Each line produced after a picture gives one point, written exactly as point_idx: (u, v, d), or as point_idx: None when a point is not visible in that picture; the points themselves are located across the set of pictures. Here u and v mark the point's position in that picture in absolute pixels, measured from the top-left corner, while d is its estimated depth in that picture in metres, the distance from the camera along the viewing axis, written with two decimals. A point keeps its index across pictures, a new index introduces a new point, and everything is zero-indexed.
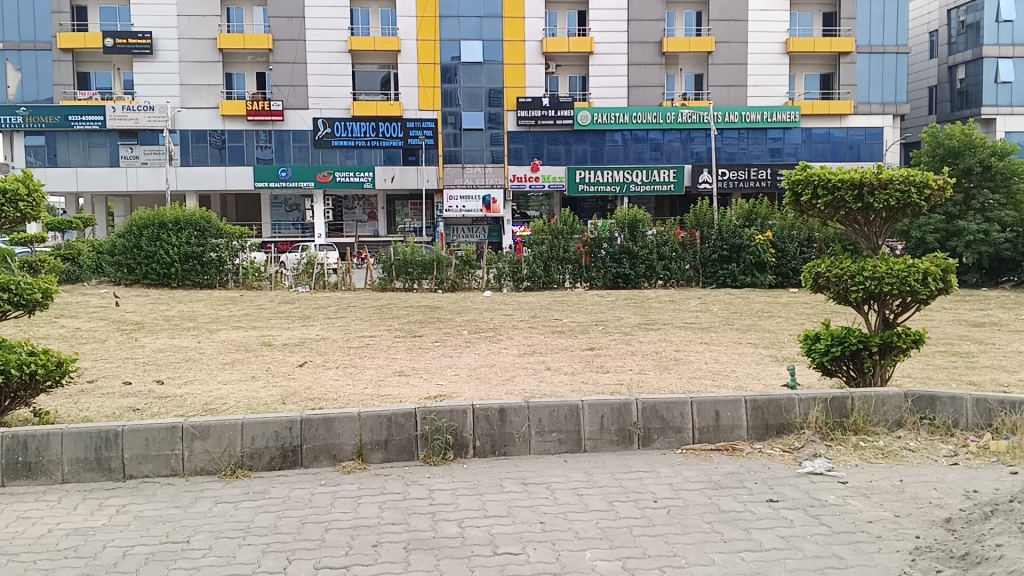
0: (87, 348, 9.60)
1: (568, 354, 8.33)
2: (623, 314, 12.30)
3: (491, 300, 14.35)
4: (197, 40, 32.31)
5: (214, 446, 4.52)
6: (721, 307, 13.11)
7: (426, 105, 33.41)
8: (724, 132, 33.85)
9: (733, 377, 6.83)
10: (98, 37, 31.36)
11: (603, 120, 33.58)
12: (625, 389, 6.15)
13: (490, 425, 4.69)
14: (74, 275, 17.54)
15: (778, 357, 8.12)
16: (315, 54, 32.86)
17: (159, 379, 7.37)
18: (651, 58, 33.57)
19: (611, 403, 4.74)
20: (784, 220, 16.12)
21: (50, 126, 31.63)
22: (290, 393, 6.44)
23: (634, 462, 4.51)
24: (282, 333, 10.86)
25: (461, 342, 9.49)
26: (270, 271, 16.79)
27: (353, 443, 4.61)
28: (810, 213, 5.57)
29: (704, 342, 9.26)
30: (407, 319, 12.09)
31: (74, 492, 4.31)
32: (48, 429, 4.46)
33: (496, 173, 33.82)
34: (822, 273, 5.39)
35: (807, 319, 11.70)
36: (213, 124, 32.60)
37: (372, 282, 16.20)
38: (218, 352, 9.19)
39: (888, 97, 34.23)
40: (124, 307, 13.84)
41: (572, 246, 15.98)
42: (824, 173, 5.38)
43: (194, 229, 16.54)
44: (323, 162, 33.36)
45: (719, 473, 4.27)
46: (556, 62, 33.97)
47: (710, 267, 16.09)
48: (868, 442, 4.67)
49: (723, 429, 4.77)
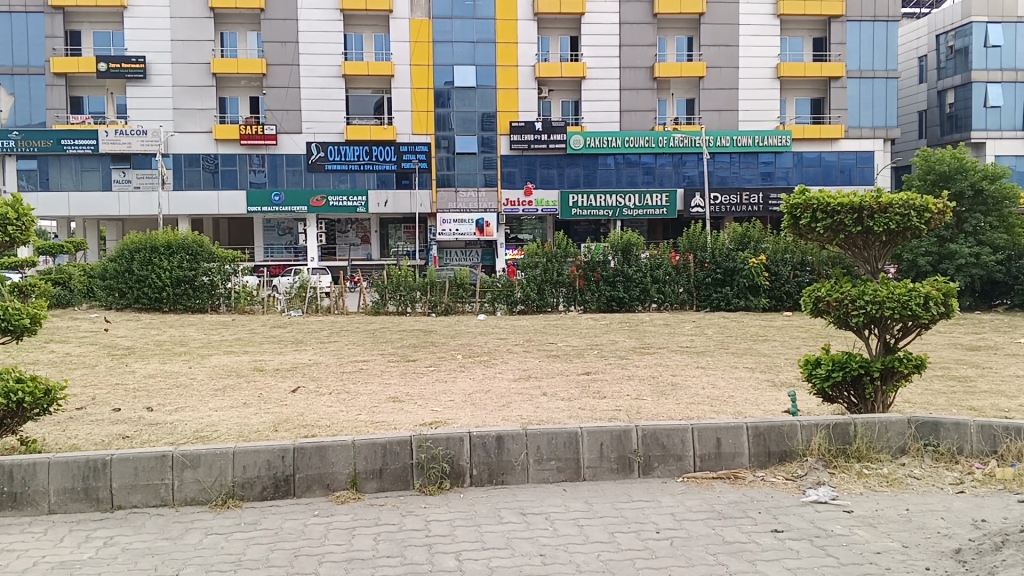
0: (76, 374, 9.48)
1: (564, 379, 8.26)
2: (617, 338, 12.23)
3: (485, 324, 14.27)
4: (191, 65, 32.34)
5: (205, 475, 4.42)
6: (716, 331, 13.05)
7: (420, 129, 33.47)
8: (716, 156, 34.00)
9: (731, 402, 6.75)
10: (91, 61, 31.39)
11: (596, 144, 33.67)
12: (623, 415, 6.06)
13: (487, 453, 4.59)
14: (64, 300, 17.44)
15: (776, 382, 8.04)
16: (309, 78, 32.94)
17: (148, 406, 7.26)
18: (643, 83, 33.75)
19: (611, 430, 4.66)
20: (777, 244, 16.10)
21: (42, 150, 31.57)
22: (283, 420, 6.34)
23: (635, 490, 4.42)
24: (274, 358, 10.76)
25: (455, 367, 9.41)
26: (263, 295, 16.73)
27: (347, 472, 4.51)
28: (808, 237, 5.53)
29: (701, 367, 9.19)
30: (401, 343, 12.00)
31: (61, 523, 4.20)
32: (35, 459, 4.35)
33: (489, 197, 33.82)
34: (822, 297, 5.33)
35: (803, 343, 11.64)
36: (206, 148, 32.58)
37: (365, 305, 16.13)
38: (209, 377, 9.10)
39: (879, 122, 34.55)
40: (114, 332, 13.71)
41: (566, 269, 15.96)
42: (823, 197, 5.34)
43: (186, 254, 16.44)
44: (317, 185, 33.29)
45: (722, 503, 4.19)
46: (549, 87, 34.06)
47: (704, 291, 16.03)
48: (872, 469, 4.59)
49: (725, 457, 4.69)
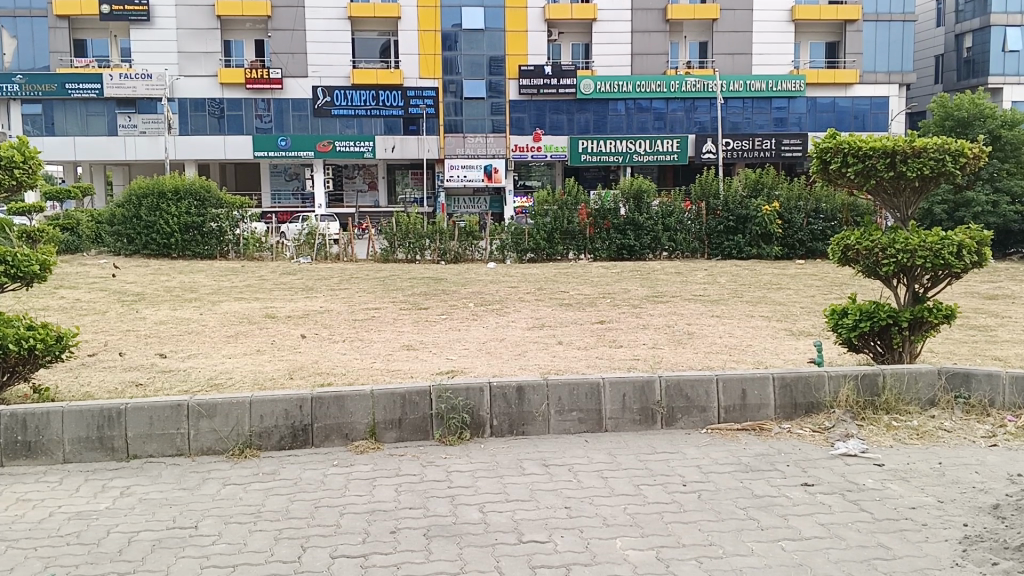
0: (86, 321, 9.43)
1: (579, 328, 8.16)
2: (629, 286, 12.08)
3: (495, 272, 14.12)
4: (195, 7, 31.86)
5: (222, 425, 4.34)
6: (729, 279, 12.89)
7: (427, 73, 33.00)
8: (729, 101, 33.28)
9: (751, 351, 6.65)
10: (94, 3, 30.90)
11: (606, 89, 33.08)
12: (642, 365, 5.95)
13: (507, 404, 4.50)
14: (73, 246, 17.39)
15: (794, 331, 7.91)
16: (315, 21, 32.50)
17: (161, 353, 7.20)
18: (655, 26, 33.19)
19: (634, 381, 4.56)
20: (791, 191, 15.81)
21: (46, 95, 31.22)
22: (297, 368, 6.27)
23: (659, 442, 4.33)
24: (285, 305, 10.69)
25: (468, 315, 9.32)
26: (272, 242, 16.58)
27: (366, 422, 4.43)
28: (837, 181, 5.36)
29: (716, 316, 9.07)
30: (411, 291, 11.90)
31: (76, 472, 4.14)
32: (48, 408, 4.28)
33: (497, 143, 33.42)
34: (851, 245, 5.18)
35: (818, 291, 11.49)
36: (212, 92, 32.17)
37: (374, 252, 16.02)
38: (221, 324, 9.03)
39: (894, 66, 33.92)
40: (123, 278, 13.61)
41: (576, 217, 15.71)
42: (855, 140, 5.14)
43: (193, 200, 16.30)
44: (324, 131, 32.84)
45: (749, 455, 4.10)
46: (559, 29, 33.56)
47: (715, 239, 15.86)
48: (901, 421, 4.49)
49: (750, 408, 4.60)
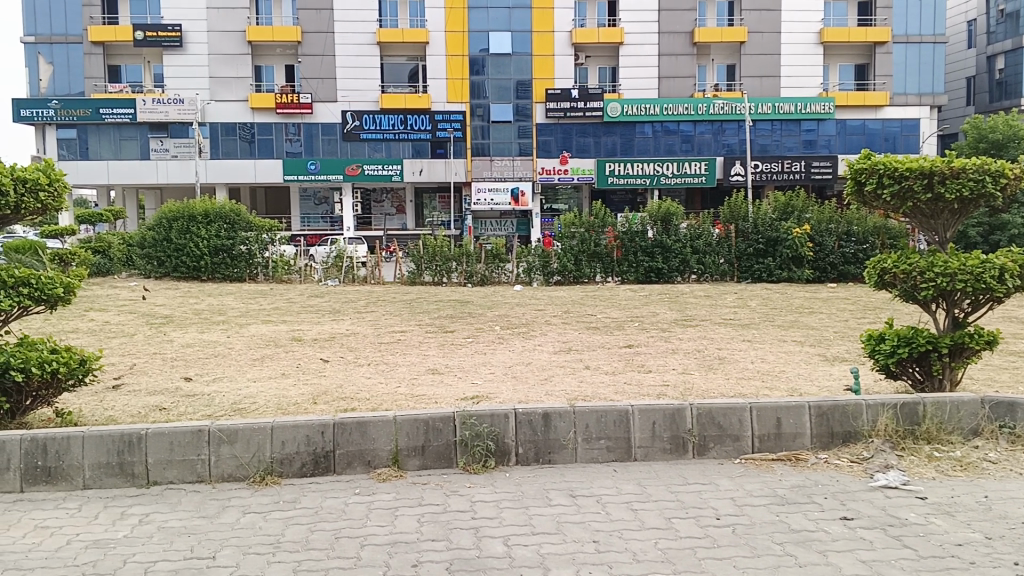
0: (114, 343, 9.43)
1: (607, 352, 8.03)
2: (658, 310, 11.93)
3: (522, 295, 14.03)
4: (227, 33, 32.31)
5: (243, 451, 4.27)
6: (759, 303, 12.70)
7: (455, 97, 33.14)
8: (758, 123, 33.24)
9: (783, 377, 6.49)
10: (128, 30, 31.41)
11: (633, 111, 33.05)
12: (672, 391, 5.79)
13: (533, 431, 4.39)
14: (104, 268, 17.56)
15: (827, 356, 7.73)
16: (344, 46, 32.80)
17: (186, 376, 7.17)
18: (682, 49, 33.13)
19: (664, 409, 4.42)
20: (821, 213, 15.63)
21: (81, 120, 31.70)
22: (321, 392, 6.21)
23: (690, 472, 4.19)
24: (312, 327, 10.66)
25: (495, 339, 9.22)
26: (300, 265, 16.63)
27: (389, 449, 4.33)
28: (873, 204, 5.22)
29: (747, 340, 8.89)
30: (438, 314, 11.83)
31: (96, 499, 4.08)
32: (69, 432, 4.24)
33: (524, 166, 33.46)
34: (888, 269, 5.02)
35: (852, 315, 11.27)
36: (242, 117, 32.53)
37: (401, 275, 16.00)
38: (247, 347, 9.01)
39: (924, 88, 33.66)
40: (153, 301, 13.67)
41: (603, 239, 15.61)
42: (891, 161, 5.00)
43: (224, 223, 16.41)
44: (352, 155, 33.23)
45: (784, 487, 3.95)
46: (586, 53, 33.54)
47: (745, 261, 15.65)
48: (944, 452, 4.31)
49: (785, 438, 4.44)
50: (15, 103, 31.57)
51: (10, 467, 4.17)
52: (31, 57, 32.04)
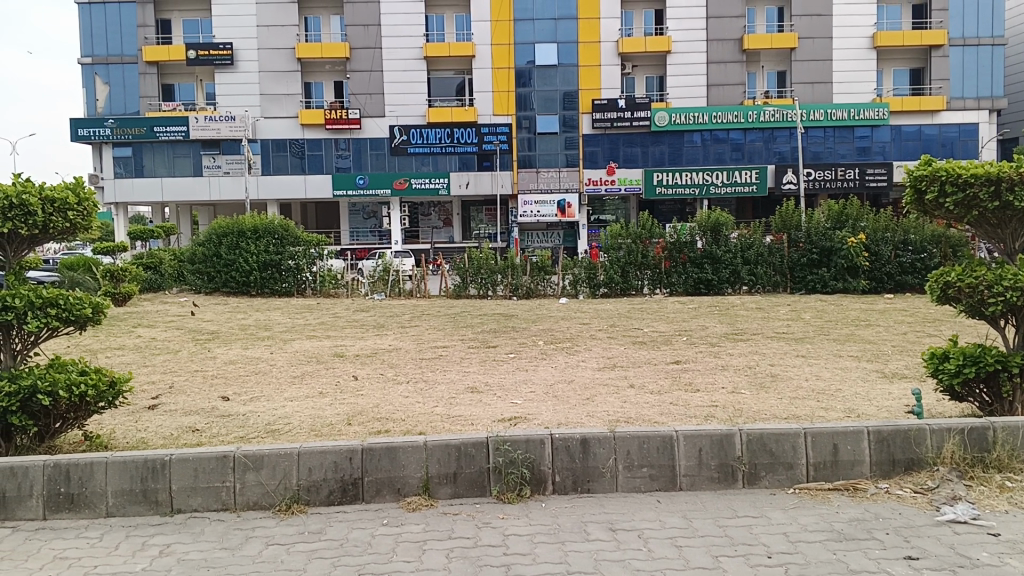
0: (156, 361, 9.41)
1: (653, 369, 7.75)
2: (708, 323, 11.59)
3: (567, 308, 13.81)
4: (276, 51, 32.70)
5: (269, 478, 4.10)
6: (813, 315, 12.30)
7: (501, 110, 33.12)
8: (809, 131, 32.59)
9: (840, 397, 6.15)
10: (181, 49, 31.96)
11: (681, 121, 32.63)
12: (722, 413, 5.50)
13: (571, 458, 4.15)
14: (155, 284, 17.79)
15: (886, 373, 7.35)
16: (391, 61, 32.96)
17: (224, 395, 7.06)
18: (731, 56, 32.58)
19: (711, 435, 4.15)
20: (877, 222, 15.14)
21: (136, 138, 32.30)
22: (357, 412, 6.04)
23: (739, 504, 3.92)
24: (355, 343, 10.54)
25: (538, 354, 9.00)
26: (347, 279, 16.61)
27: (419, 476, 4.14)
28: (935, 214, 4.91)
29: (801, 356, 8.53)
30: (481, 328, 11.63)
31: (118, 528, 3.96)
32: (93, 458, 4.13)
33: (571, 177, 33.26)
34: (952, 282, 4.69)
35: (912, 329, 10.81)
36: (292, 133, 32.87)
37: (447, 288, 15.90)
38: (289, 364, 8.91)
39: (984, 92, 32.64)
40: (201, 316, 13.72)
41: (650, 250, 15.26)
42: (955, 167, 4.68)
43: (272, 238, 16.50)
44: (400, 169, 33.36)
45: (843, 521, 3.66)
46: (633, 62, 33.12)
47: (798, 272, 15.25)
48: (1017, 482, 3.97)
49: (843, 466, 4.14)
50: (72, 123, 32.21)
51: (33, 494, 4.07)
52: (88, 77, 32.61)
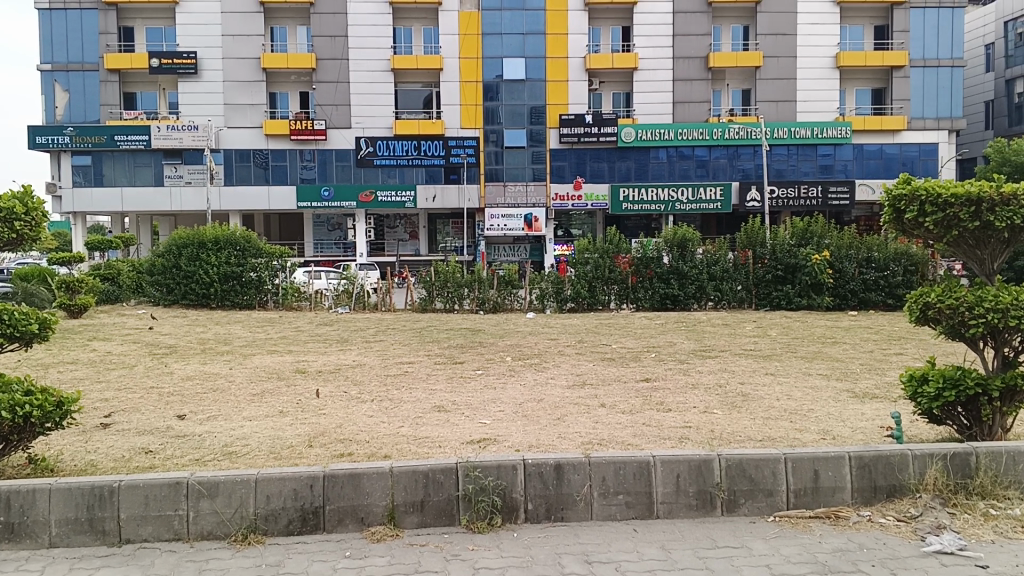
0: (111, 376, 9.07)
1: (622, 387, 7.60)
2: (676, 339, 11.49)
3: (534, 323, 13.66)
4: (241, 60, 32.27)
5: (224, 506, 3.87)
6: (780, 332, 12.26)
7: (469, 123, 33.00)
8: (774, 148, 32.88)
9: (813, 417, 6.05)
10: (144, 57, 31.45)
11: (648, 137, 32.74)
12: (696, 435, 5.36)
13: (544, 485, 3.99)
14: (113, 295, 17.36)
15: (858, 392, 7.27)
16: (358, 72, 32.70)
17: (180, 414, 6.77)
18: (698, 73, 32.80)
19: (689, 460, 4.01)
20: (841, 239, 15.20)
21: (96, 146, 31.69)
22: (319, 433, 5.81)
23: (718, 533, 3.77)
24: (318, 358, 10.26)
25: (505, 371, 8.81)
26: (310, 292, 16.32)
27: (384, 504, 3.93)
28: (913, 233, 4.84)
29: (771, 374, 8.43)
30: (447, 343, 11.42)
31: (61, 560, 3.70)
32: (35, 485, 3.88)
33: (538, 191, 33.20)
34: (932, 303, 4.61)
35: (878, 346, 10.80)
36: (256, 143, 32.45)
37: (412, 302, 15.68)
38: (249, 380, 8.63)
39: (943, 112, 33.20)
40: (160, 329, 13.35)
41: (617, 264, 15.19)
42: (934, 186, 4.60)
43: (234, 249, 16.16)
44: (365, 181, 33.09)
45: (825, 551, 3.53)
46: (600, 78, 33.28)
47: (763, 288, 15.26)
48: (1001, 510, 3.86)
49: (824, 492, 4.01)
50: (30, 130, 31.53)
51: None
52: (47, 84, 31.94)
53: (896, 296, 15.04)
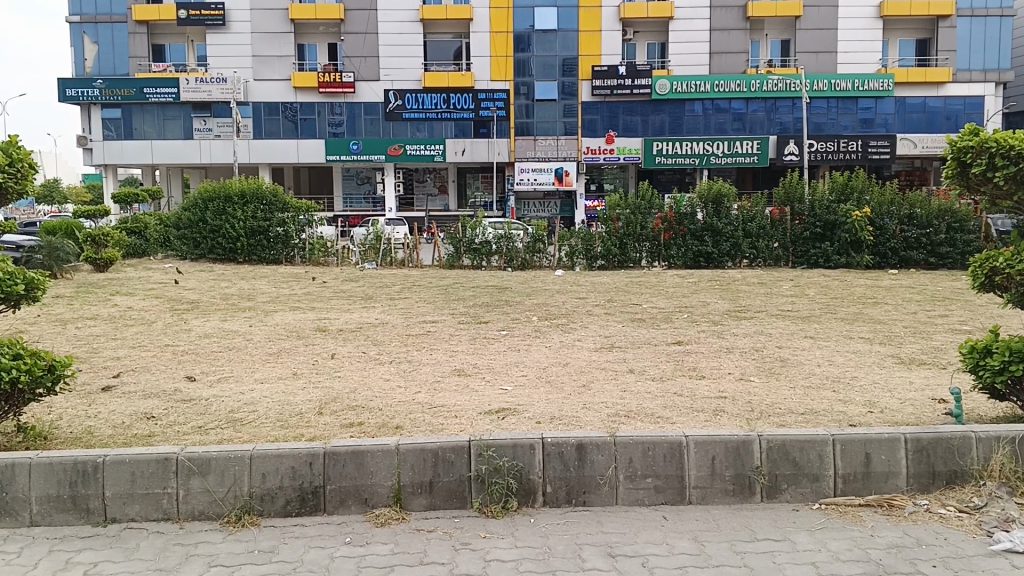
0: (127, 334, 8.83)
1: (653, 350, 7.21)
2: (709, 299, 11.02)
3: (563, 281, 13.24)
4: (269, 11, 31.86)
5: (216, 484, 3.57)
6: (819, 291, 11.75)
7: (499, 75, 32.36)
8: (813, 101, 31.85)
9: (857, 386, 5.62)
10: (171, 8, 31.11)
11: (682, 89, 31.79)
12: (732, 407, 4.95)
13: (565, 466, 3.63)
14: (140, 249, 17.23)
15: (904, 358, 6.82)
16: (387, 23, 32.18)
17: (190, 376, 6.49)
18: (734, 23, 31.82)
19: (726, 441, 3.63)
20: (882, 195, 14.51)
21: (126, 99, 31.48)
22: (331, 398, 5.49)
23: (757, 523, 3.40)
24: (340, 316, 9.97)
25: (530, 331, 8.46)
26: (337, 247, 16.08)
27: (389, 485, 3.60)
28: (979, 189, 4.35)
29: (810, 337, 7.98)
30: (473, 302, 11.07)
31: (40, 542, 3.42)
32: (15, 459, 3.61)
33: (569, 145, 32.50)
34: (1000, 268, 4.16)
35: (920, 307, 10.29)
36: (285, 96, 32.03)
37: (440, 258, 15.38)
38: (266, 339, 8.35)
39: (990, 64, 31.88)
40: (184, 284, 13.11)
41: (650, 222, 14.66)
42: (1005, 137, 4.10)
43: (260, 204, 15.82)
44: (394, 134, 32.53)
45: (879, 547, 3.14)
46: (634, 28, 32.54)
47: (800, 246, 14.65)
48: None
49: (876, 478, 3.63)
50: (60, 82, 31.36)
51: None
52: (76, 37, 31.82)
53: (938, 255, 14.49)
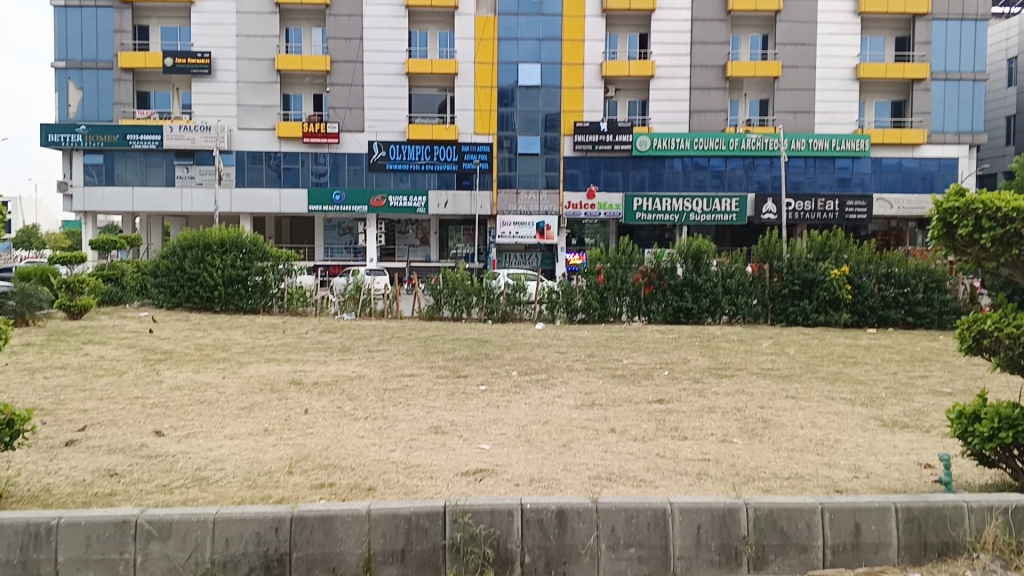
0: (97, 384, 8.59)
1: (634, 409, 7.07)
2: (690, 356, 10.95)
3: (543, 334, 13.16)
4: (256, 61, 31.90)
5: (177, 549, 3.39)
6: (799, 350, 11.69)
7: (482, 129, 32.55)
8: (791, 160, 32.28)
9: (842, 450, 5.50)
10: (158, 56, 31.14)
11: (662, 145, 32.13)
12: (716, 470, 4.82)
13: (545, 534, 3.48)
14: (116, 296, 17.01)
15: (886, 421, 6.70)
16: (373, 76, 32.21)
17: (158, 430, 6.28)
18: (714, 83, 32.16)
19: (712, 509, 3.50)
20: (861, 253, 14.58)
21: (108, 145, 31.39)
22: (302, 457, 5.31)
23: None
24: (316, 368, 9.79)
25: (510, 387, 8.30)
26: (317, 297, 15.83)
27: (360, 552, 3.43)
28: (966, 251, 4.29)
29: (792, 397, 7.86)
30: (451, 355, 10.89)
31: None
32: None
33: (550, 199, 32.75)
34: (990, 330, 4.08)
35: (901, 367, 10.23)
36: (268, 145, 32.16)
37: (419, 309, 15.24)
38: (239, 392, 8.14)
39: (964, 127, 32.43)
40: (158, 334, 12.89)
41: (630, 276, 14.63)
42: (991, 198, 4.08)
43: (239, 252, 15.67)
44: (377, 185, 32.66)
45: None
46: (616, 86, 32.80)
47: (779, 303, 14.69)
48: None
49: (865, 549, 3.50)
50: (43, 128, 31.26)
51: None
52: (61, 82, 31.73)
53: (916, 314, 14.50)
